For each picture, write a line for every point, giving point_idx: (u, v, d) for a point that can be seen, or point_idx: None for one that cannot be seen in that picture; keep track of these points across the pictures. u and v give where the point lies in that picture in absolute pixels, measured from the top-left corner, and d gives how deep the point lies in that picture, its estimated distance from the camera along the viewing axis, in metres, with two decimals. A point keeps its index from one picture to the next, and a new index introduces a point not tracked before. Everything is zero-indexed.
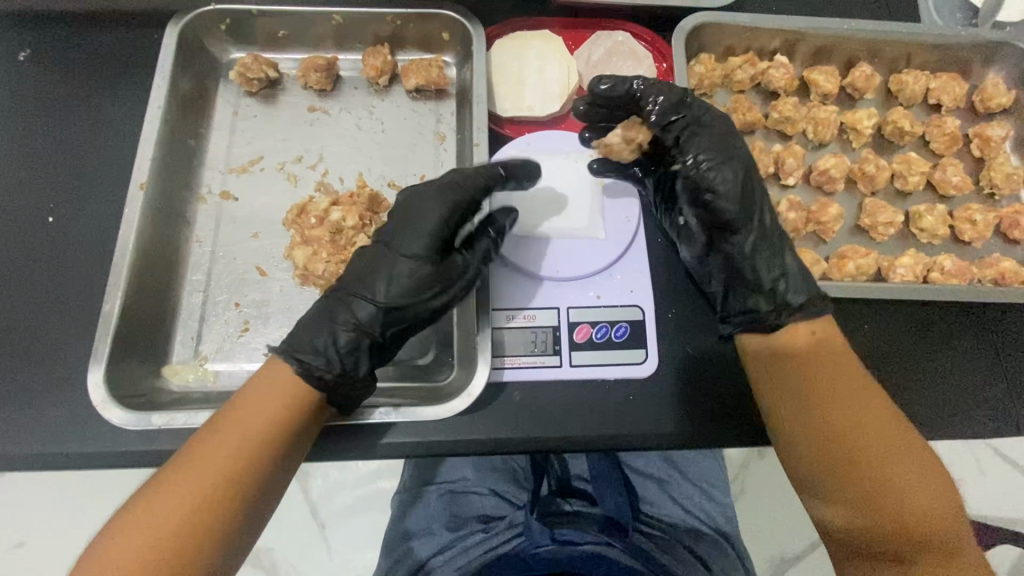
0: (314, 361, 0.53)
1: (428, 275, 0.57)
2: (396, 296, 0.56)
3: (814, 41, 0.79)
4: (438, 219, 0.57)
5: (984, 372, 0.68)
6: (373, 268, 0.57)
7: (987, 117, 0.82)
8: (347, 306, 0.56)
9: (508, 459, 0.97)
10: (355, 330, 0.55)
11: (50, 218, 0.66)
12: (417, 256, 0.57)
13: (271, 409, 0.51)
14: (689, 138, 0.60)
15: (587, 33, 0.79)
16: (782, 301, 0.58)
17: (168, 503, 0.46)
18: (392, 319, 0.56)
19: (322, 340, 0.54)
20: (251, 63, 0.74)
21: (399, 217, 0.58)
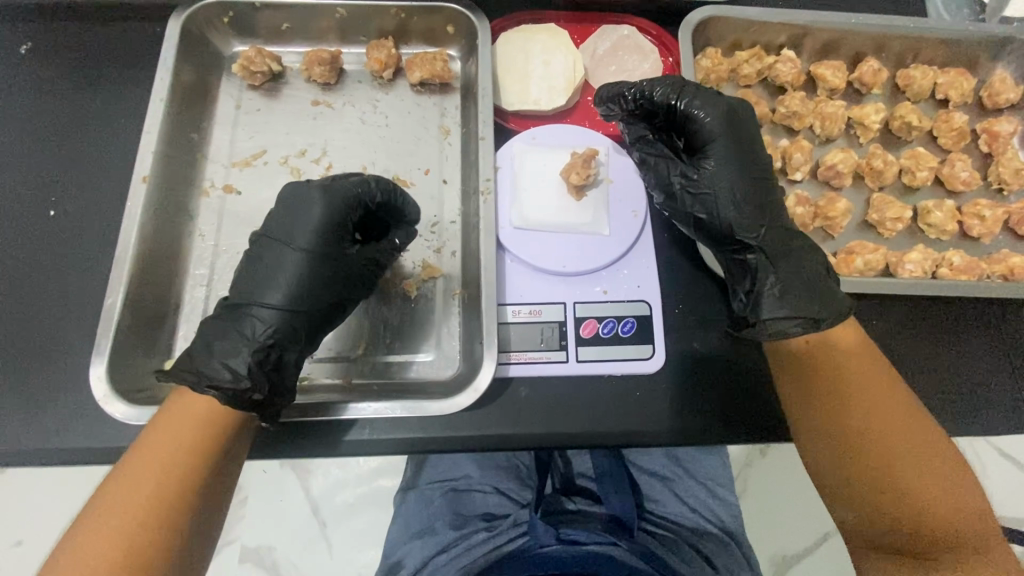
0: (228, 380, 0.52)
1: (322, 273, 0.58)
2: (299, 296, 0.57)
3: (821, 35, 0.78)
4: (323, 217, 0.59)
5: (995, 368, 0.67)
6: (267, 276, 0.57)
7: (994, 112, 0.81)
8: (248, 319, 0.55)
9: (512, 457, 0.96)
10: (268, 337, 0.55)
11: (51, 211, 0.66)
12: (309, 254, 0.58)
13: (190, 431, 0.52)
14: (720, 142, 0.63)
15: (593, 27, 0.79)
16: (801, 317, 0.56)
17: (98, 533, 0.47)
18: (300, 319, 0.57)
19: (240, 358, 0.53)
20: (254, 55, 0.73)
21: (280, 222, 0.59)
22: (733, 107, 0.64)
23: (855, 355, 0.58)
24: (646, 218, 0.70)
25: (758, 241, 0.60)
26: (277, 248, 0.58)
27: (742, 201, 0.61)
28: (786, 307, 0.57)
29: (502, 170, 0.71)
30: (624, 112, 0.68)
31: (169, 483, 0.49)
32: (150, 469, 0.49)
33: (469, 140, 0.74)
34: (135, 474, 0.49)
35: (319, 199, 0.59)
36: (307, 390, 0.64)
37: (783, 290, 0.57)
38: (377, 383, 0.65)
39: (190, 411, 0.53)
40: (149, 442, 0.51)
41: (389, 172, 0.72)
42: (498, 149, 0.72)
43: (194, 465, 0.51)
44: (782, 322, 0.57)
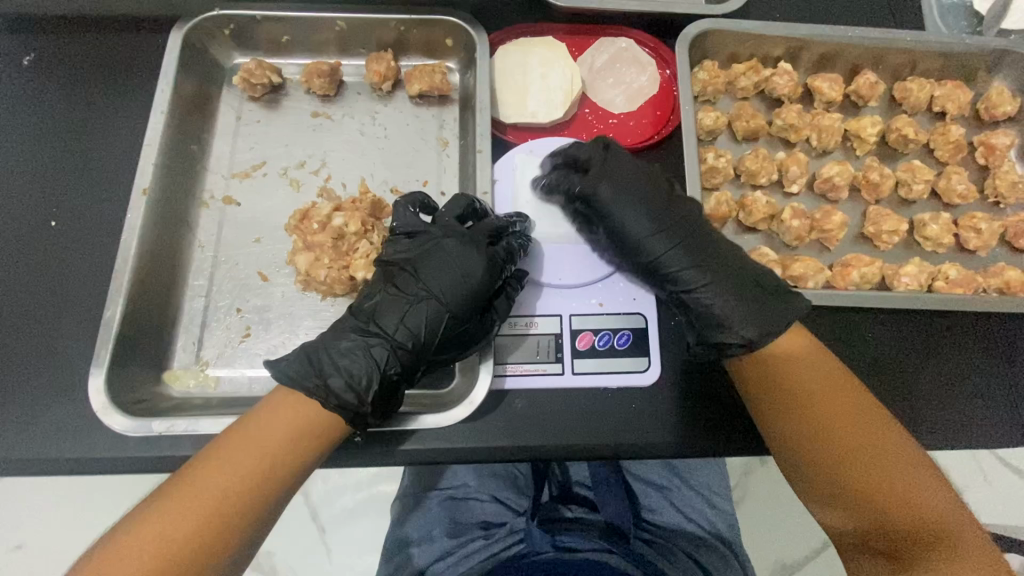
0: (352, 400, 0.55)
1: (449, 321, 0.59)
2: (423, 335, 0.58)
3: (818, 49, 0.79)
4: (481, 280, 0.59)
5: (991, 380, 0.68)
6: (400, 310, 0.59)
7: (991, 125, 0.81)
8: (372, 347, 0.57)
9: (509, 466, 0.97)
10: (387, 368, 0.57)
11: (52, 223, 0.66)
12: (446, 300, 0.58)
13: (302, 429, 0.54)
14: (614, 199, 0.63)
15: (590, 39, 0.79)
16: (750, 337, 0.59)
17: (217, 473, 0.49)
18: (415, 359, 0.58)
19: (363, 382, 0.55)
20: (255, 68, 0.73)
21: (438, 264, 0.60)
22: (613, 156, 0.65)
23: (807, 361, 0.59)
24: None
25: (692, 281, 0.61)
26: (423, 287, 0.59)
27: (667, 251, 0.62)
28: (730, 330, 0.60)
29: (501, 182, 0.71)
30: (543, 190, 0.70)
31: (267, 476, 0.51)
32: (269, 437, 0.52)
33: (466, 152, 0.74)
34: (236, 460, 0.51)
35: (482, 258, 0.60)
36: None
37: (729, 319, 0.60)
38: None
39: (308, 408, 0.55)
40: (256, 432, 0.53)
41: (388, 184, 0.73)
42: (497, 160, 0.73)
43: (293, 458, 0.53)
44: (731, 335, 0.59)
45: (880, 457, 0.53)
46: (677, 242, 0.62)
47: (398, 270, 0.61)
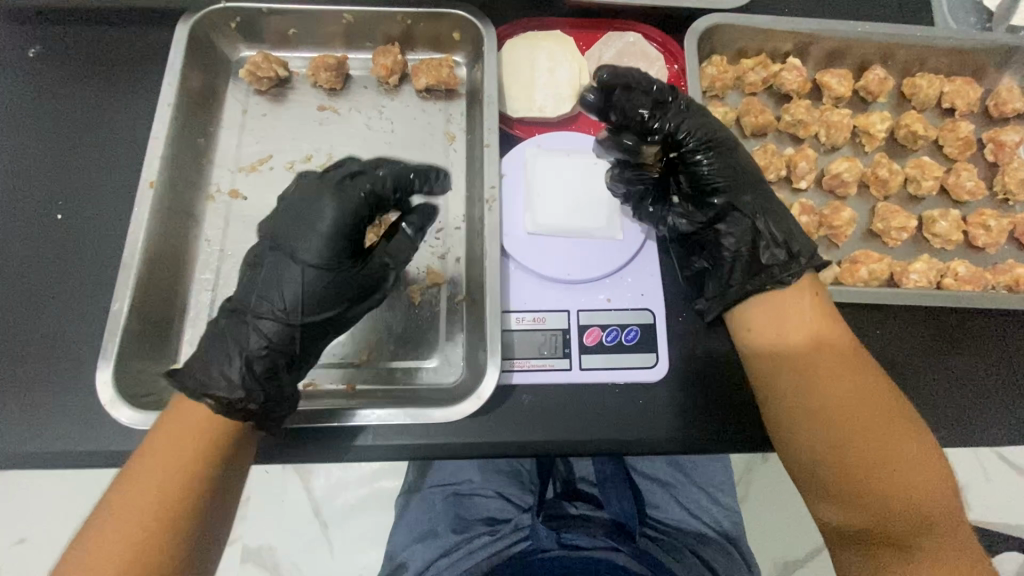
0: (224, 390, 0.51)
1: (315, 279, 0.55)
2: (290, 301, 0.54)
3: (827, 44, 0.78)
4: (334, 222, 0.56)
5: (998, 378, 0.67)
6: (270, 279, 0.55)
7: (1000, 121, 0.81)
8: (250, 325, 0.54)
9: (513, 462, 0.97)
10: (265, 351, 0.53)
11: (58, 216, 0.66)
12: (313, 257, 0.56)
13: (197, 447, 0.51)
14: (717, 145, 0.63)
15: (598, 34, 0.79)
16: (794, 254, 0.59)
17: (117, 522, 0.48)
18: (293, 329, 0.55)
19: (233, 367, 0.52)
20: (261, 61, 0.73)
21: (295, 218, 0.57)
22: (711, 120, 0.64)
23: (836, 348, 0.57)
24: (650, 227, 0.70)
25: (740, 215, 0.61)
26: (290, 252, 0.56)
27: (722, 184, 0.62)
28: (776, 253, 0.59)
29: (508, 177, 0.71)
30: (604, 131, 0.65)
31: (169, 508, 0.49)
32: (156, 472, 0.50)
33: (473, 146, 0.74)
34: (120, 509, 0.48)
35: (334, 206, 0.57)
36: (312, 396, 0.64)
37: (766, 241, 0.60)
38: (380, 390, 0.65)
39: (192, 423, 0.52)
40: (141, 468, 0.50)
41: None
42: (505, 155, 0.72)
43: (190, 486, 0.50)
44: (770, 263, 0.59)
45: (905, 451, 0.53)
46: (727, 177, 0.62)
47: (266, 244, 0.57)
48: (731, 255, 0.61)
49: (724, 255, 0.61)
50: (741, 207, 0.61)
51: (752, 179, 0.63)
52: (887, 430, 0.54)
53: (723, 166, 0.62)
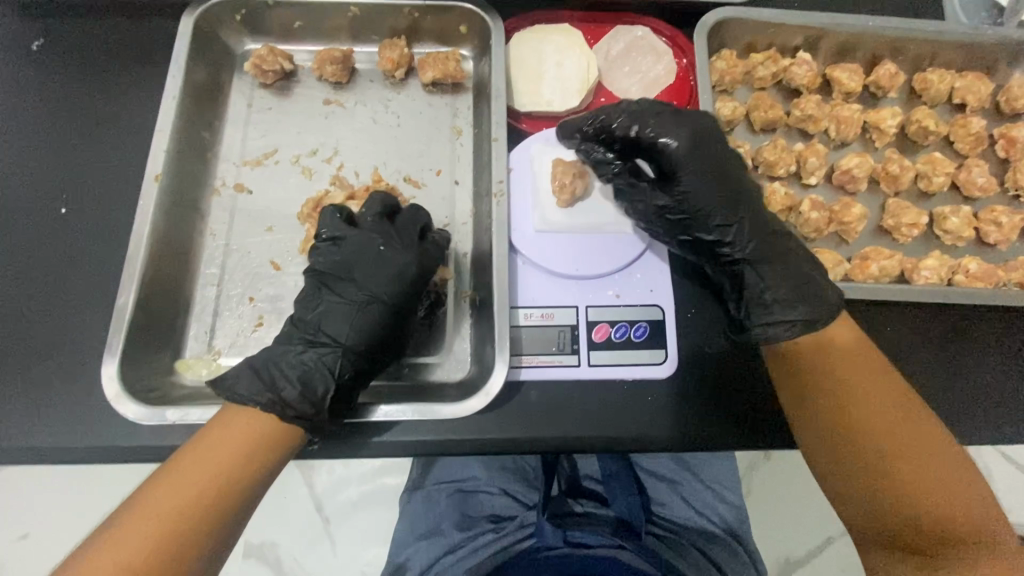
0: (293, 399, 0.54)
1: (386, 323, 0.59)
2: (361, 336, 0.58)
3: (838, 39, 0.77)
4: (415, 276, 0.60)
5: (1010, 376, 0.67)
6: (338, 312, 0.59)
7: (1011, 117, 0.80)
8: (327, 349, 0.57)
9: (519, 459, 0.96)
10: (342, 372, 0.57)
11: (62, 210, 0.66)
12: (381, 299, 0.59)
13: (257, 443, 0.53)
14: (688, 168, 0.62)
15: (606, 27, 0.78)
16: (805, 317, 0.58)
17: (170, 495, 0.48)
18: (364, 358, 0.58)
19: (318, 388, 0.55)
20: (266, 54, 0.72)
21: (368, 264, 0.60)
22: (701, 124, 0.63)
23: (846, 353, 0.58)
24: None
25: (746, 253, 0.61)
26: (360, 290, 0.60)
27: (695, 210, 0.61)
28: (787, 310, 0.59)
29: (516, 171, 0.70)
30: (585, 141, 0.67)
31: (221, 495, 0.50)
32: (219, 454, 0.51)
33: (480, 141, 0.73)
34: (160, 501, 0.48)
35: (410, 262, 0.60)
36: None
37: (777, 296, 0.59)
38: (386, 386, 0.64)
39: (238, 433, 0.52)
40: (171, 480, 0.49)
41: (401, 172, 0.72)
42: (513, 149, 0.72)
43: (217, 502, 0.49)
44: (777, 324, 0.59)
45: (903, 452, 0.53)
46: (711, 201, 0.61)
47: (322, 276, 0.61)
48: (750, 293, 0.61)
49: (746, 298, 0.61)
50: (747, 250, 0.61)
51: (747, 204, 0.62)
52: (905, 441, 0.53)
53: (703, 198, 0.61)
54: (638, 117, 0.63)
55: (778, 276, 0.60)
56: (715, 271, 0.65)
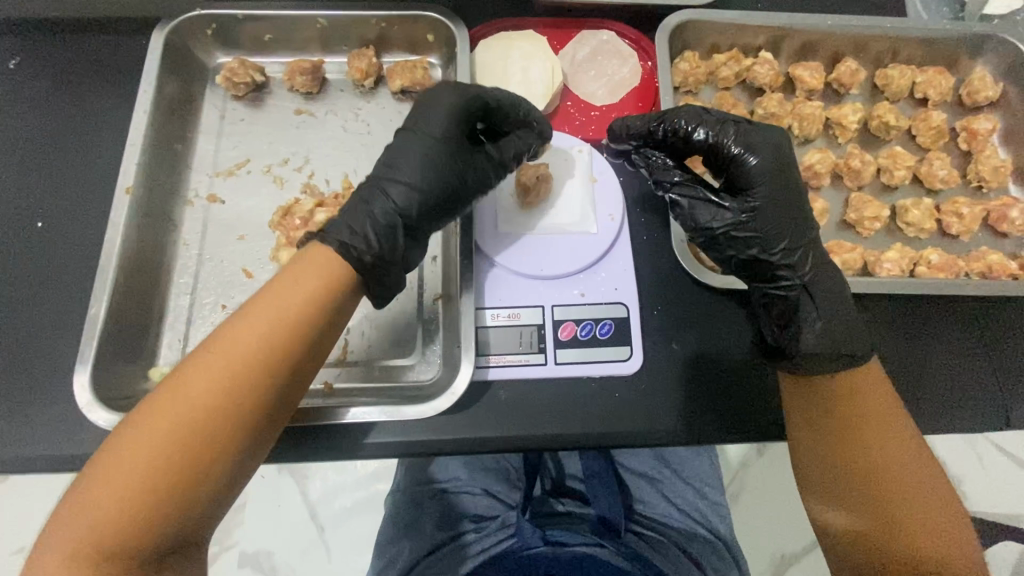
0: (359, 242, 0.53)
1: (451, 152, 0.59)
2: (426, 178, 0.57)
3: (799, 38, 0.79)
4: (462, 107, 0.60)
5: (973, 365, 0.68)
6: (399, 164, 0.58)
7: (974, 110, 0.81)
8: (382, 192, 0.57)
9: (500, 459, 0.98)
10: (395, 220, 0.56)
11: (37, 224, 0.67)
12: (441, 132, 0.59)
13: (309, 300, 0.50)
14: (766, 186, 0.59)
15: (571, 33, 0.80)
16: (861, 351, 0.58)
17: (232, 348, 0.47)
18: (427, 198, 0.57)
19: (366, 232, 0.54)
20: (237, 67, 0.74)
21: (422, 123, 0.60)
22: (787, 150, 0.61)
23: (872, 389, 0.59)
24: (623, 221, 0.70)
25: (804, 279, 0.60)
26: (415, 138, 0.59)
27: (762, 228, 0.59)
28: (837, 341, 0.58)
29: None
30: (639, 141, 0.66)
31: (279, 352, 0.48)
32: (274, 312, 0.49)
33: None
34: (223, 351, 0.47)
35: (461, 100, 0.60)
36: None
37: (830, 329, 0.58)
38: (358, 387, 0.66)
39: (295, 290, 0.50)
40: (225, 337, 0.48)
41: None
42: None
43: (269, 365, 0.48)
44: (824, 355, 0.58)
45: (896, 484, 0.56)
46: (780, 225, 0.59)
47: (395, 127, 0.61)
48: (798, 318, 0.59)
49: (797, 323, 0.59)
50: (803, 281, 0.59)
51: (810, 233, 0.60)
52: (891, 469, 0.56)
53: (772, 219, 0.59)
54: (715, 125, 0.61)
55: (835, 315, 0.59)
56: (760, 293, 0.62)
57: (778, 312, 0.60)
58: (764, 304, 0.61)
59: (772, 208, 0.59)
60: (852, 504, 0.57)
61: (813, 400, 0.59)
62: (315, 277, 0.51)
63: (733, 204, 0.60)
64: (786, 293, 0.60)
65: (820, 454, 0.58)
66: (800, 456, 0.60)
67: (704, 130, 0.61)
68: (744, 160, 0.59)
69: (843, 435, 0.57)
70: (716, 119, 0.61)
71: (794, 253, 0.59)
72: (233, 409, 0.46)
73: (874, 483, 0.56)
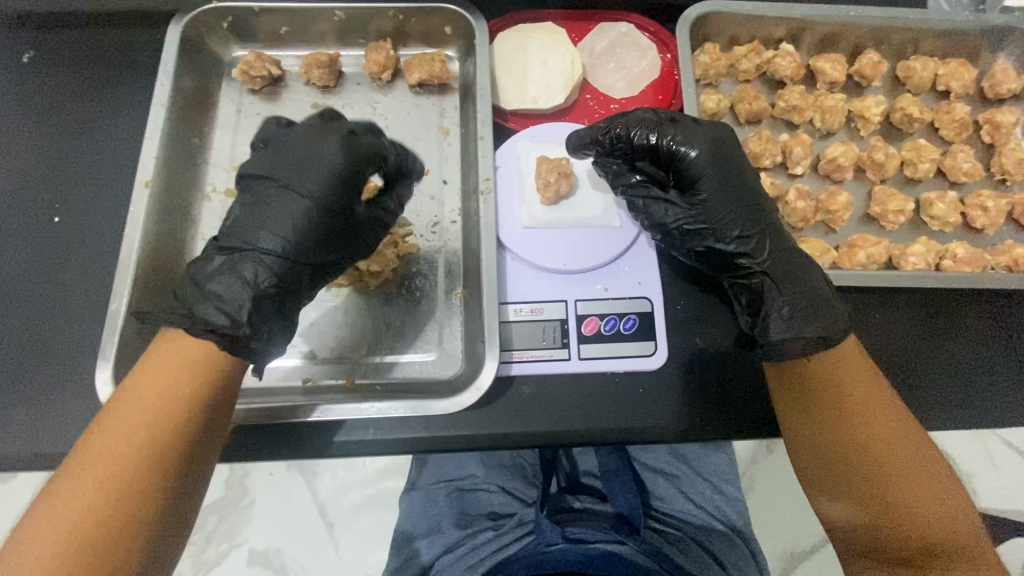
0: (224, 324, 0.48)
1: (322, 217, 0.54)
2: (293, 241, 0.53)
3: (820, 29, 0.78)
4: (341, 166, 0.56)
5: (1000, 360, 0.67)
6: (262, 217, 0.53)
7: (996, 103, 0.80)
8: (248, 257, 0.52)
9: (517, 456, 0.96)
10: (265, 284, 0.51)
11: (55, 218, 0.66)
12: (311, 198, 0.54)
13: (198, 372, 0.48)
14: (709, 177, 0.61)
15: (590, 25, 0.79)
16: (828, 328, 0.56)
17: (126, 424, 0.45)
18: (295, 265, 0.53)
19: (234, 301, 0.49)
20: (254, 60, 0.73)
21: (292, 168, 0.55)
22: (720, 136, 0.63)
23: (858, 374, 0.58)
24: None
25: (764, 265, 0.59)
26: (283, 191, 0.54)
27: (717, 218, 0.60)
28: (803, 325, 0.56)
29: (503, 170, 0.71)
30: (595, 152, 0.67)
31: (169, 426, 0.46)
32: (162, 387, 0.46)
33: (467, 140, 0.74)
34: (113, 431, 0.45)
35: (340, 151, 0.56)
36: (312, 391, 0.64)
37: (795, 312, 0.57)
38: (380, 383, 0.65)
39: (181, 361, 0.48)
40: (116, 416, 0.45)
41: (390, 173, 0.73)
42: (500, 148, 0.72)
43: (163, 440, 0.45)
44: (794, 340, 0.56)
45: (896, 471, 0.54)
46: (731, 213, 0.60)
47: (254, 178, 0.56)
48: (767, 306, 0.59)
49: (764, 312, 0.59)
50: (763, 264, 0.60)
51: (764, 219, 0.61)
52: (889, 455, 0.55)
53: (722, 207, 0.61)
54: (655, 127, 0.63)
55: (803, 294, 0.58)
56: (731, 283, 0.63)
57: (750, 303, 0.61)
58: (736, 295, 0.63)
59: (719, 197, 0.61)
60: (855, 494, 0.55)
61: (799, 390, 0.59)
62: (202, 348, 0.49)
63: (686, 201, 0.62)
64: (751, 282, 0.61)
65: (818, 445, 0.57)
66: (798, 448, 0.59)
67: (644, 133, 0.63)
68: (682, 155, 0.61)
69: (840, 420, 0.56)
70: (652, 118, 0.63)
71: (751, 237, 0.60)
72: (125, 491, 0.43)
73: (876, 472, 0.54)
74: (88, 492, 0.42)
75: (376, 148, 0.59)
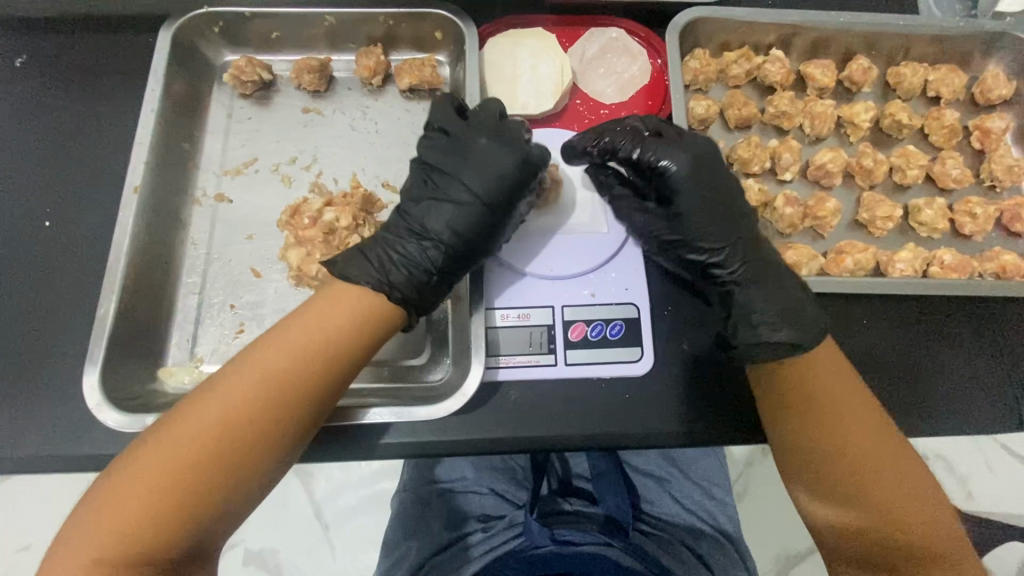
0: (404, 298, 0.55)
1: (487, 217, 0.58)
2: (457, 234, 0.57)
3: (811, 35, 0.78)
4: (511, 169, 0.58)
5: (987, 366, 0.67)
6: (438, 207, 0.58)
7: (987, 109, 0.81)
8: (418, 242, 0.57)
9: (508, 459, 0.97)
10: (433, 268, 0.57)
11: (45, 222, 0.67)
12: (476, 194, 0.58)
13: (348, 328, 0.52)
14: (686, 190, 0.61)
15: (580, 29, 0.79)
16: (799, 338, 0.58)
17: (271, 366, 0.49)
18: (454, 255, 0.58)
19: (407, 281, 0.55)
20: (245, 65, 0.74)
21: (469, 161, 0.59)
22: (701, 149, 0.62)
23: (839, 378, 0.57)
24: None
25: (738, 274, 0.61)
26: (456, 182, 0.58)
27: (694, 228, 0.62)
28: (773, 332, 0.58)
29: None
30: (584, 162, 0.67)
31: (309, 379, 0.50)
32: (312, 336, 0.51)
33: None
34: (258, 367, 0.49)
35: (512, 154, 0.59)
36: None
37: (767, 319, 0.59)
38: (367, 387, 0.65)
39: (342, 312, 0.52)
40: (265, 354, 0.49)
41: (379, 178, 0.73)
42: None
43: (295, 392, 0.49)
44: (764, 348, 0.58)
45: (883, 476, 0.54)
46: (709, 223, 0.61)
47: (431, 167, 0.60)
48: (741, 313, 0.61)
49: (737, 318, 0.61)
50: (739, 274, 0.61)
51: (739, 228, 0.62)
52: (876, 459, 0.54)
53: (700, 218, 0.62)
54: (634, 140, 0.62)
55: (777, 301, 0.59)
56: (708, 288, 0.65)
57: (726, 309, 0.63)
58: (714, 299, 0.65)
59: (700, 208, 0.61)
60: (844, 499, 0.54)
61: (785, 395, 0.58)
62: (363, 303, 0.54)
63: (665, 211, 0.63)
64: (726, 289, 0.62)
65: (808, 449, 0.56)
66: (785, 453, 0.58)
67: (625, 146, 0.63)
68: (660, 169, 0.61)
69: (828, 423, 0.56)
70: (634, 129, 0.63)
71: (727, 246, 0.61)
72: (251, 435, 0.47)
73: (864, 476, 0.54)
74: (226, 421, 0.47)
75: (543, 157, 0.60)
